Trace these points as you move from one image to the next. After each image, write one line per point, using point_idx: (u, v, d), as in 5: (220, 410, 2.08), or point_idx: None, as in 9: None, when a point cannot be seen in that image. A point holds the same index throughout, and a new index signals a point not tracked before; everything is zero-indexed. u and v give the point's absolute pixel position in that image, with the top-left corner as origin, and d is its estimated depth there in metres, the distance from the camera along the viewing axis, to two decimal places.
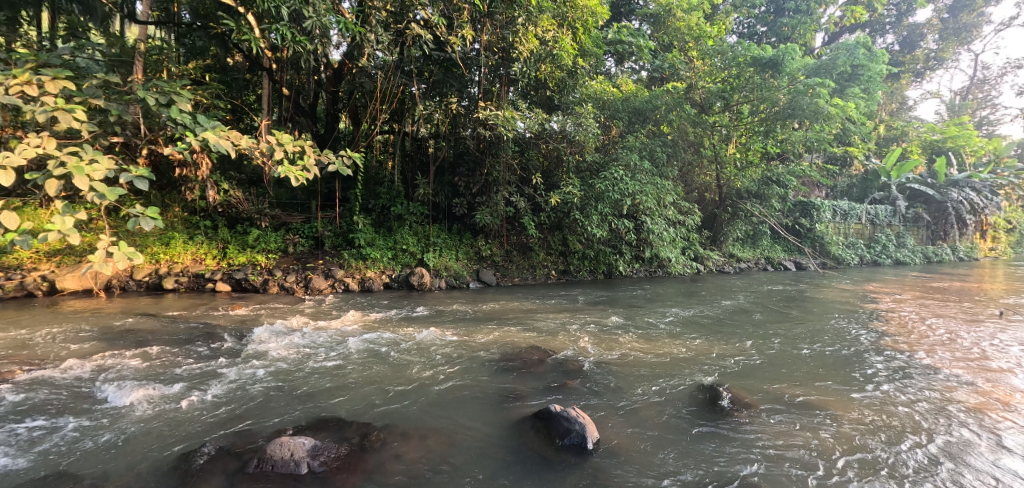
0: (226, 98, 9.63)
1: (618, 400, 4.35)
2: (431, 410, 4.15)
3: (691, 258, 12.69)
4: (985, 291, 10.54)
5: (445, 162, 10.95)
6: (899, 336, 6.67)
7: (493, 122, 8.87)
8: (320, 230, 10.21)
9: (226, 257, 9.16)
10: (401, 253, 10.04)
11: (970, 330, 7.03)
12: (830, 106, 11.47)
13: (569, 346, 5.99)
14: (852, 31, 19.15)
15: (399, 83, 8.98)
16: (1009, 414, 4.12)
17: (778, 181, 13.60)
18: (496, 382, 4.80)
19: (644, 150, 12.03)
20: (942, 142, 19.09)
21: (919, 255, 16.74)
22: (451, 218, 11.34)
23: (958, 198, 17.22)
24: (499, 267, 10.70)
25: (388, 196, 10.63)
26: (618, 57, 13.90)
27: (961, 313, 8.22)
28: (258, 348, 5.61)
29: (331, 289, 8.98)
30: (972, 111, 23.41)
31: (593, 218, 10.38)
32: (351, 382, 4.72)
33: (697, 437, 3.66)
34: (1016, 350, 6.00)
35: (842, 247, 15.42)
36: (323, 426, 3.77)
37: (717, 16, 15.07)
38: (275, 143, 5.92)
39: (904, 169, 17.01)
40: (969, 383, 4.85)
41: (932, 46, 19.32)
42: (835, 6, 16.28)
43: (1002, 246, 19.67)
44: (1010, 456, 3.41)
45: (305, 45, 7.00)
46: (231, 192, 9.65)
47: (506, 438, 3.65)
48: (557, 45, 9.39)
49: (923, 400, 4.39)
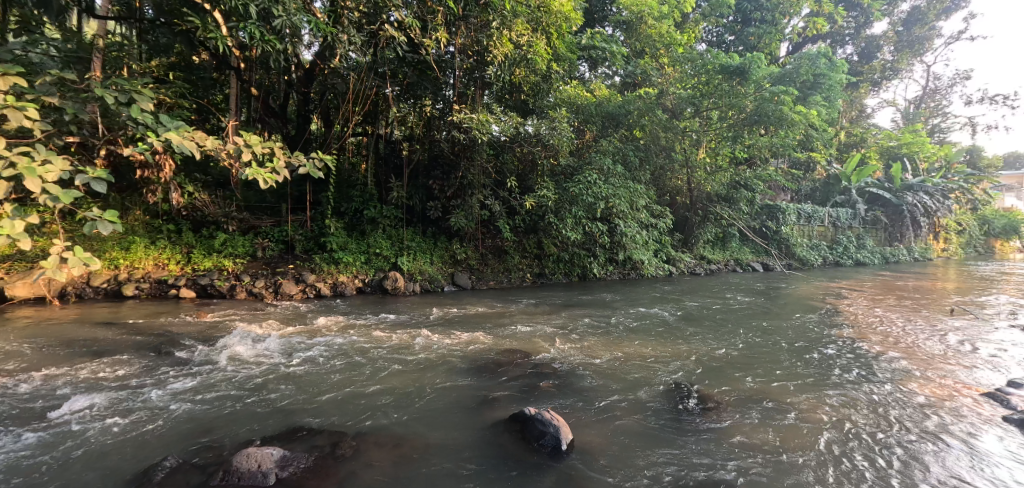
0: (191, 97, 9.31)
1: (591, 401, 4.38)
2: (404, 416, 4.07)
3: (663, 260, 12.94)
4: (938, 289, 11.10)
5: (420, 164, 10.87)
6: (858, 333, 6.94)
7: (468, 125, 8.81)
8: (291, 234, 10.00)
9: (191, 262, 8.79)
10: (374, 257, 9.86)
11: (924, 326, 7.39)
12: (794, 113, 11.92)
13: (543, 349, 5.98)
14: (814, 42, 19.93)
15: (372, 85, 8.90)
16: (961, 405, 4.30)
17: (746, 186, 14.08)
18: (471, 386, 4.76)
19: (618, 154, 12.29)
20: (898, 148, 20.05)
21: (878, 256, 17.52)
22: (425, 222, 11.18)
23: (913, 201, 18.20)
24: (474, 271, 10.64)
25: (361, 199, 10.48)
26: (591, 63, 13.94)
27: (915, 311, 8.62)
28: (225, 356, 5.42)
29: (302, 294, 8.73)
30: (925, 119, 24.75)
31: (567, 221, 10.45)
32: (322, 389, 4.59)
33: (668, 436, 3.71)
34: (967, 345, 6.31)
35: (807, 249, 15.99)
36: (292, 436, 3.64)
37: (687, 24, 15.52)
38: (243, 145, 5.69)
39: (864, 174, 17.78)
40: (922, 377, 5.07)
41: (888, 57, 20.34)
42: (799, 17, 16.90)
43: (953, 247, 20.81)
44: (964, 445, 3.57)
45: (274, 45, 6.83)
46: (196, 195, 9.48)
47: (480, 442, 3.62)
48: (531, 50, 9.42)
49: (882, 394, 4.56)
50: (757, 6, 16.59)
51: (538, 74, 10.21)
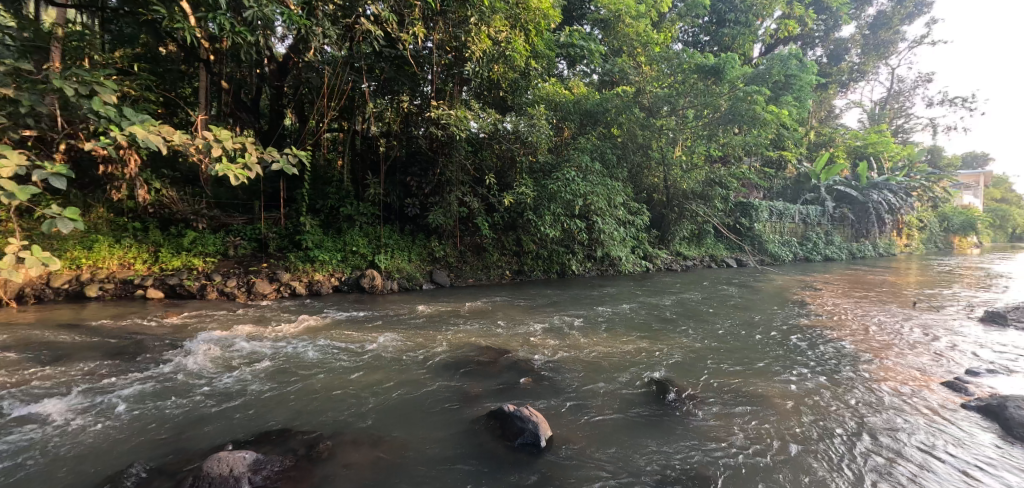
0: (157, 90, 8.95)
1: (570, 396, 4.40)
2: (382, 416, 4.01)
3: (640, 257, 13.10)
4: (902, 283, 11.54)
5: (397, 161, 10.72)
6: (827, 326, 7.15)
7: (446, 122, 8.73)
8: (264, 232, 9.75)
9: (158, 261, 8.45)
10: (351, 254, 9.67)
11: (887, 318, 7.70)
12: (766, 113, 12.27)
13: (521, 345, 5.99)
14: (786, 44, 20.44)
15: (349, 80, 8.74)
16: (921, 394, 4.48)
17: (720, 183, 14.44)
18: (449, 384, 4.71)
19: (596, 152, 12.45)
20: (864, 148, 20.74)
21: (845, 251, 18.18)
22: (403, 219, 11.04)
23: (878, 199, 18.91)
24: (452, 268, 10.58)
25: (337, 196, 10.28)
26: (569, 60, 14.04)
27: (879, 304, 8.96)
28: (197, 358, 5.24)
29: (276, 293, 8.52)
30: (890, 120, 25.72)
31: (545, 218, 10.48)
32: (297, 391, 4.49)
33: (646, 429, 3.75)
34: (926, 336, 6.58)
35: (778, 245, 16.43)
36: (266, 439, 3.55)
37: (664, 24, 15.75)
38: (213, 140, 5.44)
39: (832, 172, 18.37)
40: (886, 367, 5.26)
41: (856, 60, 21.08)
42: (771, 19, 17.31)
43: (914, 243, 21.70)
44: (927, 432, 3.71)
45: (245, 36, 6.63)
46: (163, 192, 9.23)
47: (459, 440, 3.59)
48: (509, 46, 9.43)
49: (849, 385, 4.71)
50: (732, 8, 16.92)
51: (516, 71, 10.15)
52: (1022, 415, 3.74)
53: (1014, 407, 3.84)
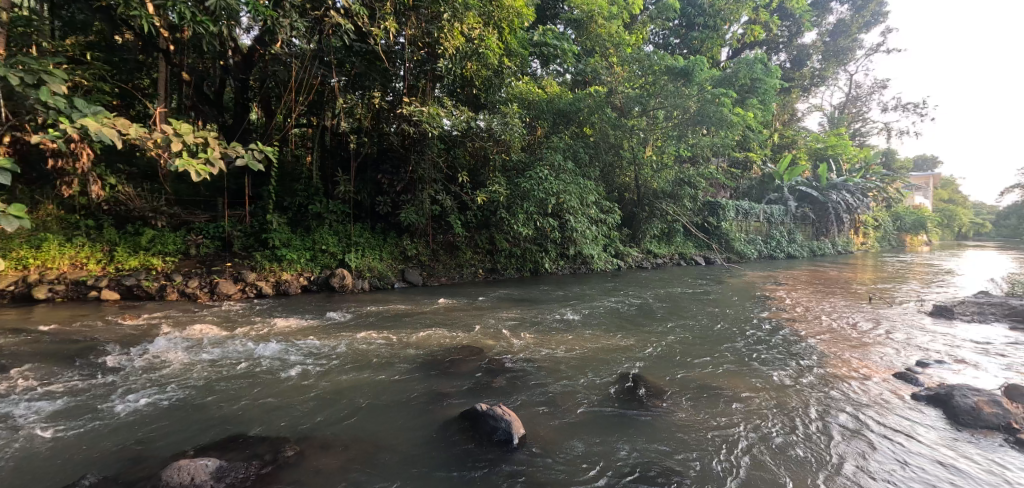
0: (112, 81, 8.50)
1: (542, 395, 4.40)
2: (351, 418, 3.92)
3: (612, 255, 13.31)
4: (858, 279, 12.11)
5: (368, 158, 10.52)
6: (788, 321, 7.41)
7: (418, 119, 8.63)
8: (228, 230, 9.40)
9: (114, 261, 8.03)
10: (320, 253, 9.43)
11: (843, 313, 8.07)
12: (733, 115, 12.66)
13: (494, 344, 5.98)
14: (752, 48, 21.10)
15: (317, 74, 8.53)
16: (876, 385, 4.69)
17: (689, 183, 14.82)
18: (420, 384, 4.66)
19: (568, 151, 12.55)
20: (824, 150, 21.59)
21: (806, 249, 18.95)
22: (374, 217, 10.86)
23: (837, 199, 19.78)
24: (425, 267, 10.46)
25: (305, 193, 10.02)
26: (543, 59, 14.17)
27: (836, 299, 9.37)
28: (155, 362, 5.00)
29: (240, 294, 8.24)
30: (848, 124, 26.92)
31: (518, 217, 10.51)
32: (263, 394, 4.34)
33: (617, 425, 3.80)
34: (879, 329, 6.92)
35: (744, 243, 16.99)
36: (230, 445, 3.42)
37: (635, 26, 16.05)
38: (172, 133, 5.11)
39: (794, 173, 19.11)
40: (843, 360, 5.50)
41: (817, 65, 21.96)
42: (738, 24, 17.86)
43: (870, 241, 22.81)
44: (881, 421, 3.88)
45: (208, 26, 6.39)
46: (119, 188, 8.71)
47: (430, 441, 3.55)
48: (483, 44, 9.38)
49: (808, 378, 4.89)
50: (700, 12, 17.35)
51: (490, 69, 10.11)
52: (967, 403, 3.95)
53: (960, 395, 4.05)
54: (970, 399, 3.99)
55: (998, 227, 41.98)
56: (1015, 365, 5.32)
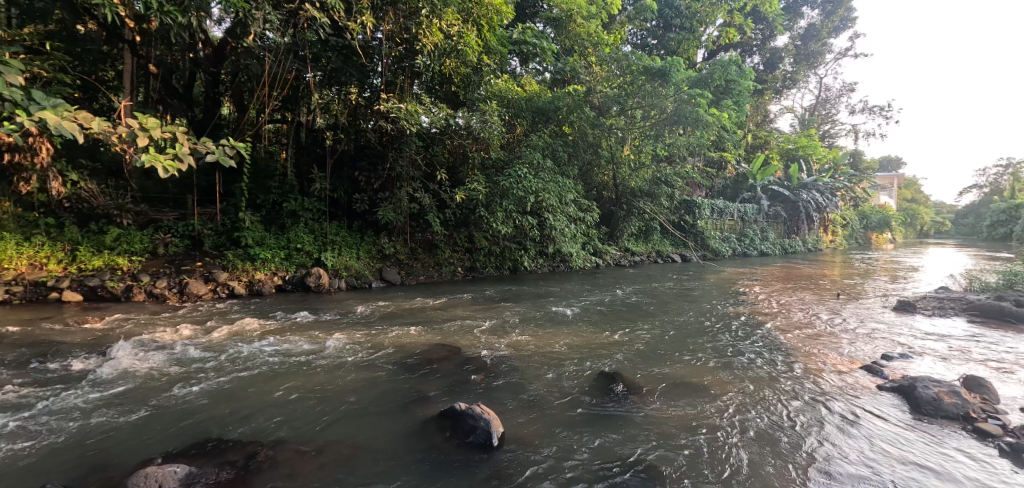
0: (73, 73, 8.12)
1: (521, 392, 4.41)
2: (327, 420, 3.85)
3: (590, 253, 13.42)
4: (826, 276, 12.52)
5: (345, 155, 10.36)
6: (760, 317, 7.60)
7: (396, 115, 8.52)
8: (198, 228, 9.12)
9: (76, 261, 7.67)
10: (295, 252, 9.23)
11: (812, 308, 8.33)
12: (709, 115, 12.91)
13: (472, 342, 5.95)
14: (727, 51, 21.54)
15: (292, 68, 8.34)
16: (843, 378, 4.85)
17: (666, 182, 15.05)
18: (398, 384, 4.61)
19: (547, 149, 12.61)
20: (795, 150, 22.11)
21: (777, 247, 19.50)
22: (351, 215, 10.69)
23: (807, 198, 20.41)
24: (403, 266, 10.36)
25: (279, 190, 9.78)
26: (522, 57, 14.18)
27: (806, 295, 9.67)
28: (119, 366, 4.80)
29: (212, 294, 8.00)
30: (818, 125, 27.78)
31: (497, 215, 10.52)
32: (235, 397, 4.22)
33: (595, 422, 3.83)
34: (845, 324, 7.17)
35: (719, 241, 17.38)
36: (200, 451, 3.31)
37: (614, 26, 16.21)
38: (138, 128, 4.86)
39: (767, 173, 19.57)
40: (812, 354, 5.67)
41: (789, 68, 22.60)
42: (713, 27, 18.22)
43: (838, 239, 23.60)
44: (848, 412, 4.03)
45: (176, 18, 6.18)
46: (81, 184, 8.40)
47: (408, 442, 3.52)
48: (462, 41, 9.31)
49: (779, 372, 5.03)
50: (677, 13, 17.63)
51: (468, 66, 10.07)
52: (929, 393, 4.11)
53: (922, 387, 4.21)
54: (932, 390, 4.16)
55: (957, 226, 43.95)
56: (970, 356, 5.59)
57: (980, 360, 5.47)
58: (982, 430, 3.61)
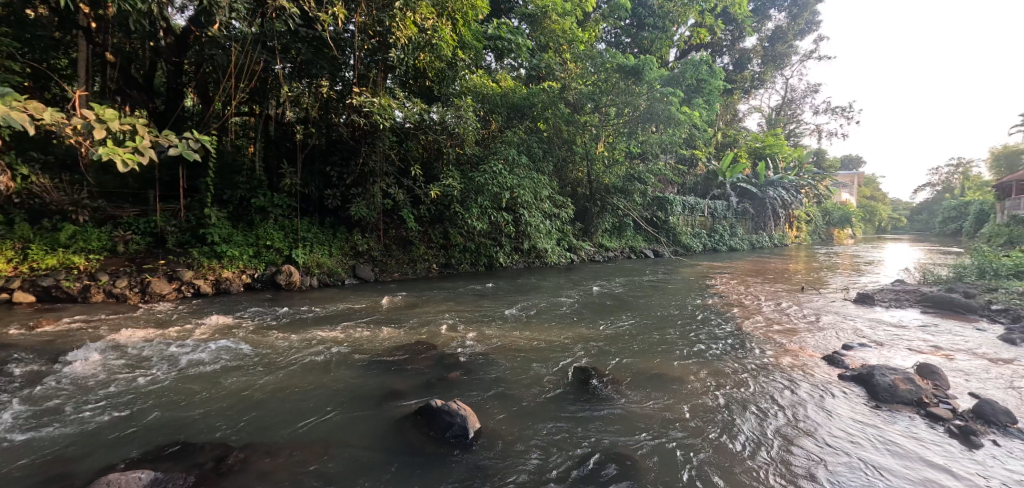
0: (22, 59, 7.62)
1: (496, 388, 4.43)
2: (299, 420, 3.77)
3: (565, 249, 13.54)
4: (792, 270, 12.98)
5: (316, 149, 10.11)
6: (728, 310, 7.83)
7: (368, 110, 8.36)
8: (161, 225, 8.76)
9: (27, 260, 7.25)
10: (265, 249, 8.97)
11: (777, 301, 8.63)
12: (680, 113, 13.22)
13: (446, 339, 5.92)
14: (698, 50, 22.01)
15: (259, 59, 8.08)
16: (807, 368, 5.04)
17: (639, 179, 15.32)
18: (371, 382, 4.55)
19: (523, 145, 12.65)
20: (763, 149, 22.65)
21: (745, 243, 20.14)
22: (323, 212, 10.47)
23: (774, 195, 21.12)
24: (377, 263, 10.23)
25: (247, 186, 9.47)
26: (497, 53, 14.11)
27: (772, 288, 10.00)
28: (76, 371, 4.55)
29: (176, 293, 7.72)
30: (784, 124, 28.75)
31: (472, 211, 10.52)
32: (203, 398, 4.09)
33: (570, 415, 3.88)
34: (808, 316, 7.46)
35: (690, 237, 17.81)
36: (166, 456, 3.20)
37: (588, 24, 16.36)
38: (94, 119, 4.56)
39: (736, 170, 20.08)
40: (778, 346, 5.87)
41: (756, 69, 23.28)
42: (685, 27, 18.57)
43: (802, 235, 24.52)
44: (811, 401, 4.20)
45: (136, 4, 5.89)
46: (32, 178, 7.92)
47: (384, 439, 3.49)
48: (436, 35, 9.25)
49: (747, 363, 5.18)
50: (650, 13, 17.90)
51: (443, 61, 10.03)
52: (886, 380, 4.30)
53: (879, 374, 4.41)
54: (888, 377, 4.35)
55: (913, 222, 46.27)
56: (922, 345, 5.91)
57: (932, 348, 5.77)
58: (934, 415, 3.83)
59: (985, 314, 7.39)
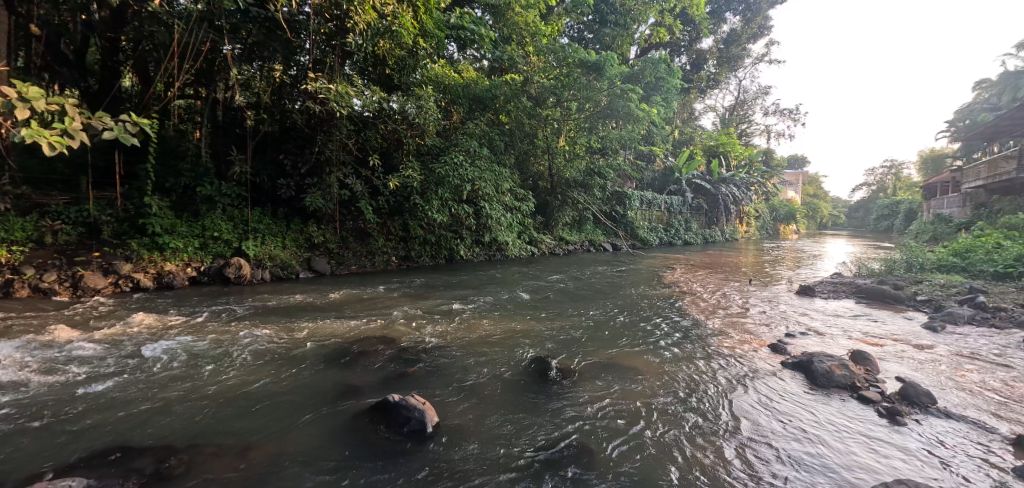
0: None
1: (456, 381, 4.41)
2: (250, 418, 3.64)
3: (526, 242, 13.64)
4: (741, 263, 13.61)
5: (268, 136, 9.62)
6: (681, 302, 8.12)
7: (324, 96, 8.08)
8: (95, 214, 8.11)
9: None
10: (212, 241, 8.54)
11: (727, 293, 9.03)
12: (638, 110, 13.95)
13: (405, 333, 5.84)
14: (658, 49, 22.57)
15: (205, 38, 7.52)
16: (754, 356, 5.32)
17: (600, 173, 15.61)
18: (328, 378, 4.44)
19: (484, 138, 12.55)
20: (716, 147, 23.46)
21: (698, 237, 20.98)
22: (276, 202, 10.03)
23: (726, 192, 22.08)
24: (333, 255, 9.97)
25: (192, 173, 8.90)
26: (459, 43, 13.90)
27: (723, 281, 10.44)
28: None
29: (114, 288, 7.24)
30: (737, 124, 30.05)
31: (433, 203, 10.44)
32: (144, 399, 3.86)
33: (528, 405, 3.92)
34: (755, 307, 7.86)
35: (647, 231, 18.35)
36: (103, 461, 3.00)
37: (551, 18, 16.46)
38: (14, 98, 4.12)
39: (692, 167, 20.79)
40: (727, 336, 6.14)
41: (712, 70, 24.20)
42: (646, 25, 18.98)
43: (751, 230, 25.77)
44: (757, 386, 4.44)
45: None
46: None
47: (339, 435, 3.42)
48: (396, 22, 9.00)
49: (699, 353, 5.39)
50: (612, 10, 18.19)
51: (403, 49, 9.83)
52: (823, 366, 4.59)
53: (818, 360, 4.71)
54: (826, 363, 4.65)
55: (850, 219, 49.69)
56: (855, 333, 6.36)
57: (863, 336, 6.22)
58: (865, 398, 4.13)
59: (910, 304, 8.04)
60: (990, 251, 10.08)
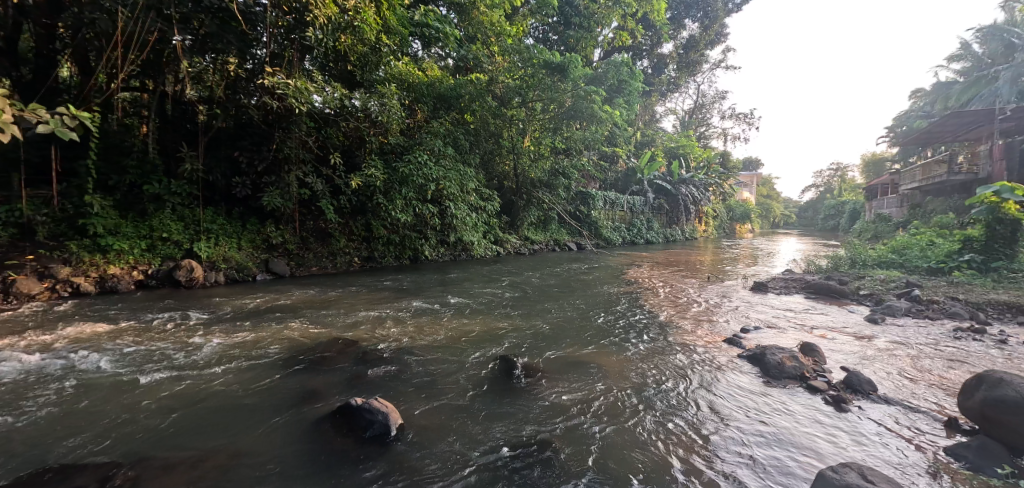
0: None
1: (420, 382, 4.37)
2: (202, 428, 3.48)
3: (491, 241, 13.67)
4: (699, 261, 14.14)
5: (222, 132, 9.27)
6: (643, 299, 8.34)
7: (282, 92, 7.82)
8: (29, 215, 7.41)
9: None
10: (161, 242, 8.13)
11: (685, 290, 9.34)
12: (601, 112, 14.28)
13: (367, 336, 5.73)
14: (620, 52, 23.09)
15: (152, 28, 7.12)
16: (711, 351, 5.52)
17: (564, 173, 15.82)
18: (287, 383, 4.30)
19: (449, 137, 12.45)
20: (676, 149, 24.48)
21: (660, 236, 21.61)
22: (230, 200, 9.62)
23: (685, 192, 22.84)
24: (292, 256, 9.67)
25: (138, 170, 8.39)
26: (423, 41, 13.72)
27: (682, 278, 10.79)
28: None
29: (49, 294, 6.77)
30: (695, 127, 31.22)
31: (397, 202, 10.30)
32: (83, 412, 3.62)
33: (492, 405, 3.93)
34: (712, 303, 8.17)
35: (610, 230, 18.75)
36: (36, 482, 2.79)
37: (516, 18, 16.55)
38: None
39: (653, 168, 21.42)
40: (686, 332, 6.35)
41: (672, 74, 25.00)
42: (609, 29, 19.36)
43: (709, 229, 26.75)
44: (713, 379, 4.63)
45: None
46: None
47: (297, 442, 3.33)
48: (358, 17, 8.78)
49: (659, 349, 5.55)
50: (575, 12, 18.47)
51: (365, 45, 9.63)
52: (775, 358, 4.83)
53: (770, 353, 4.95)
54: (777, 355, 4.89)
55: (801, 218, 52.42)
56: (802, 327, 6.72)
57: (810, 330, 6.58)
58: (814, 387, 4.37)
59: (852, 299, 8.57)
60: (923, 248, 10.88)
